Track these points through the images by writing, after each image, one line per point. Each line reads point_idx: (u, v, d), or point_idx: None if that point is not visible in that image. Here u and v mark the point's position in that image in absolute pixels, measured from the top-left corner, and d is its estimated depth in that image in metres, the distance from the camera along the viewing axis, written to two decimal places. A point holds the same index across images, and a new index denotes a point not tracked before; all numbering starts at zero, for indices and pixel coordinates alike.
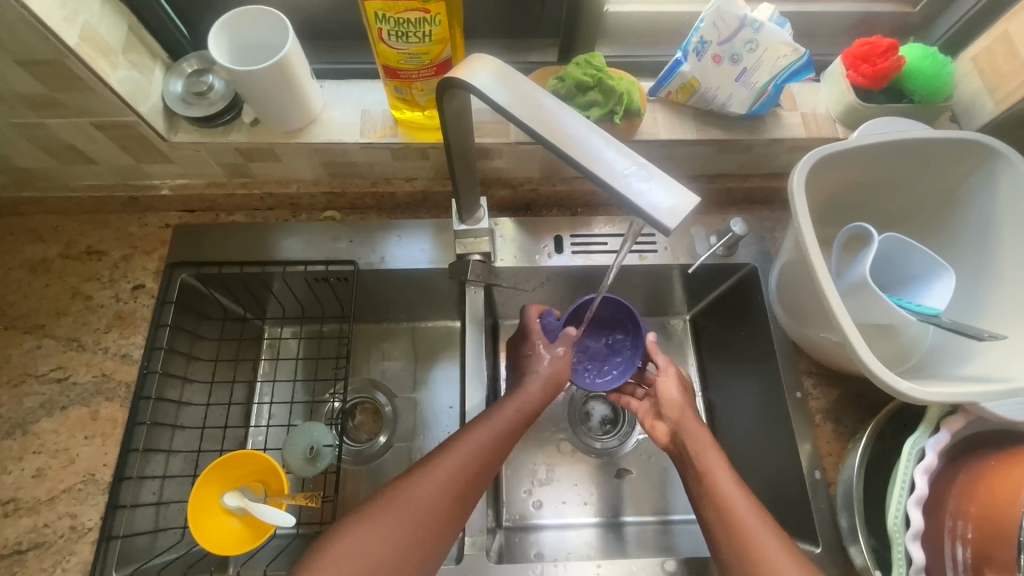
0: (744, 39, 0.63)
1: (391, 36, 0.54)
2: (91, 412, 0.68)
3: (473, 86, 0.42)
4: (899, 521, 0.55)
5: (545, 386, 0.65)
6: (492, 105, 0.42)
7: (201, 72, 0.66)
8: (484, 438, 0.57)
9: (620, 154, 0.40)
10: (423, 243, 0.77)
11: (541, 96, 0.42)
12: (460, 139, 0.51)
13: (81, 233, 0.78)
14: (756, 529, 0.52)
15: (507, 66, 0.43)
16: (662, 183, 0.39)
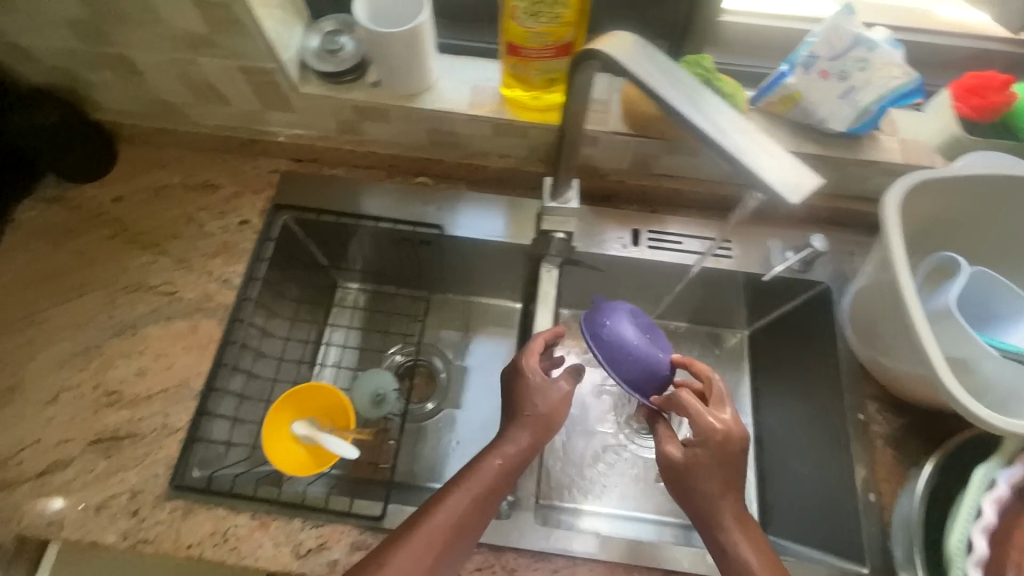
0: (856, 57, 0.64)
1: (523, 13, 0.58)
2: (191, 325, 0.75)
3: (613, 55, 0.45)
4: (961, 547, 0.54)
5: (532, 430, 0.62)
6: (628, 75, 0.45)
7: (336, 33, 0.73)
8: (466, 500, 0.57)
9: (746, 131, 0.42)
10: (496, 221, 0.80)
11: (670, 71, 0.45)
12: (575, 103, 0.55)
13: (201, 167, 0.85)
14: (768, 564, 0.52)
15: (645, 42, 0.46)
16: (788, 162, 0.41)
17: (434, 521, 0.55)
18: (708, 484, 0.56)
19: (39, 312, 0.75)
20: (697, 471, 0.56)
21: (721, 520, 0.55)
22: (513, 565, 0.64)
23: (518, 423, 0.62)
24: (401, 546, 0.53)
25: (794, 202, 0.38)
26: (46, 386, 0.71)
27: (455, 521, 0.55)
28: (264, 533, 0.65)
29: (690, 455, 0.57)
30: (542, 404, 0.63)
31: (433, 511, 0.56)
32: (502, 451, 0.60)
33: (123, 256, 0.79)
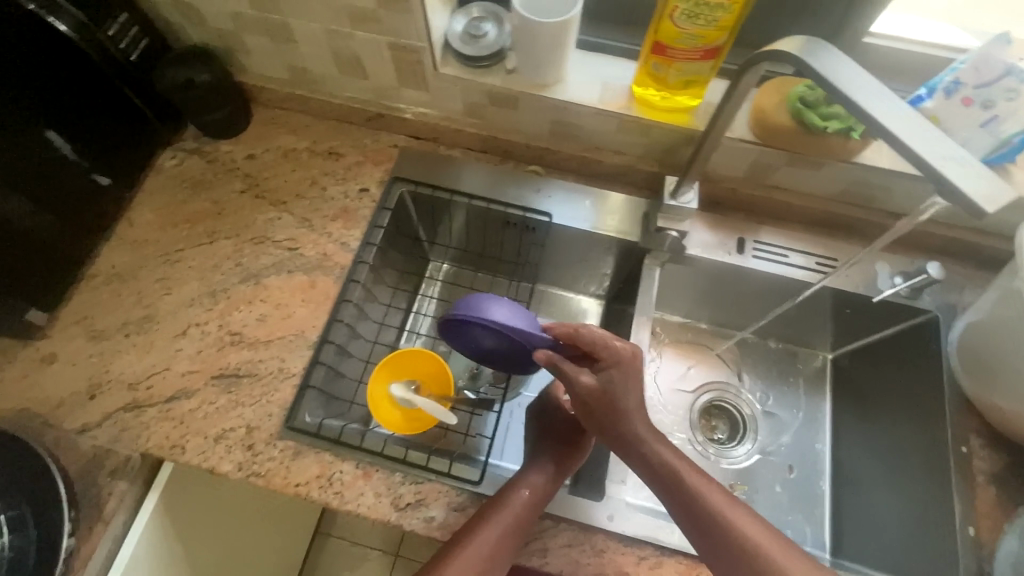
0: (1005, 88, 0.63)
1: (682, 14, 0.60)
2: (310, 280, 0.79)
3: (799, 55, 0.47)
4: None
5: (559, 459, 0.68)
6: (814, 75, 0.46)
7: (481, 19, 0.76)
8: (497, 531, 0.60)
9: (938, 139, 0.43)
10: (583, 207, 0.83)
11: (855, 73, 0.46)
12: (734, 100, 0.57)
13: (326, 135, 0.90)
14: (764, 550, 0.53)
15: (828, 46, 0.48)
16: (982, 173, 0.42)
17: (477, 543, 0.59)
18: (660, 441, 0.60)
19: (174, 252, 0.81)
20: (631, 422, 0.61)
21: (689, 482, 0.57)
22: (602, 546, 0.66)
23: (546, 455, 0.68)
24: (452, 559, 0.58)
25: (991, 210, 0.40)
26: (176, 320, 0.76)
27: (496, 539, 0.60)
28: (366, 482, 0.68)
29: (623, 413, 0.62)
30: (566, 440, 0.70)
31: (473, 530, 0.61)
32: (528, 482, 0.65)
33: (251, 209, 0.84)
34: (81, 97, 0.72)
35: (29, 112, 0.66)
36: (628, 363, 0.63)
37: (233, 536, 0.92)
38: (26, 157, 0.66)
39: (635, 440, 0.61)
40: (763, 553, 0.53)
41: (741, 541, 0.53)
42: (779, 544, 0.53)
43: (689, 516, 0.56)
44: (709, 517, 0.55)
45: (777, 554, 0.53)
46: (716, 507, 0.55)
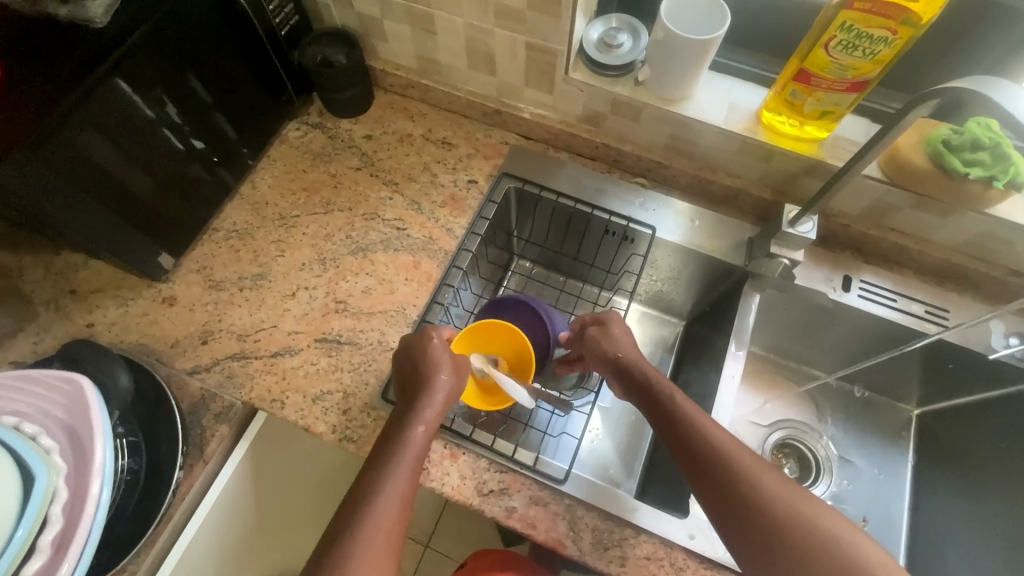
0: None
1: (838, 45, 0.60)
2: (415, 260, 0.82)
3: (984, 92, 0.47)
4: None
5: (443, 380, 0.64)
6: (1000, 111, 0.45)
7: (617, 30, 0.78)
8: (409, 471, 0.57)
9: None
10: (687, 224, 0.84)
11: None
12: (896, 132, 0.56)
13: (442, 125, 0.93)
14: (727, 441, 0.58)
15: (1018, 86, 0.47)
16: None
17: (403, 459, 0.58)
18: (659, 381, 0.65)
19: (289, 217, 0.85)
20: (631, 365, 0.68)
21: (680, 409, 0.61)
22: (681, 565, 0.65)
23: (433, 372, 0.64)
24: (386, 473, 0.56)
25: None
26: (287, 281, 0.80)
27: (415, 454, 0.59)
28: (453, 463, 0.69)
29: (625, 357, 0.69)
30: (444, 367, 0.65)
31: (398, 445, 0.59)
32: (429, 400, 0.62)
33: (364, 186, 0.88)
34: (226, 57, 0.74)
35: (174, 65, 0.68)
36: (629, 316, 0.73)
37: (295, 499, 0.94)
38: (162, 108, 0.68)
39: (632, 379, 0.67)
40: (749, 474, 0.55)
41: (728, 461, 0.56)
42: (765, 470, 0.56)
43: (679, 440, 0.59)
44: (700, 439, 0.58)
45: (746, 461, 0.56)
46: (706, 430, 0.59)
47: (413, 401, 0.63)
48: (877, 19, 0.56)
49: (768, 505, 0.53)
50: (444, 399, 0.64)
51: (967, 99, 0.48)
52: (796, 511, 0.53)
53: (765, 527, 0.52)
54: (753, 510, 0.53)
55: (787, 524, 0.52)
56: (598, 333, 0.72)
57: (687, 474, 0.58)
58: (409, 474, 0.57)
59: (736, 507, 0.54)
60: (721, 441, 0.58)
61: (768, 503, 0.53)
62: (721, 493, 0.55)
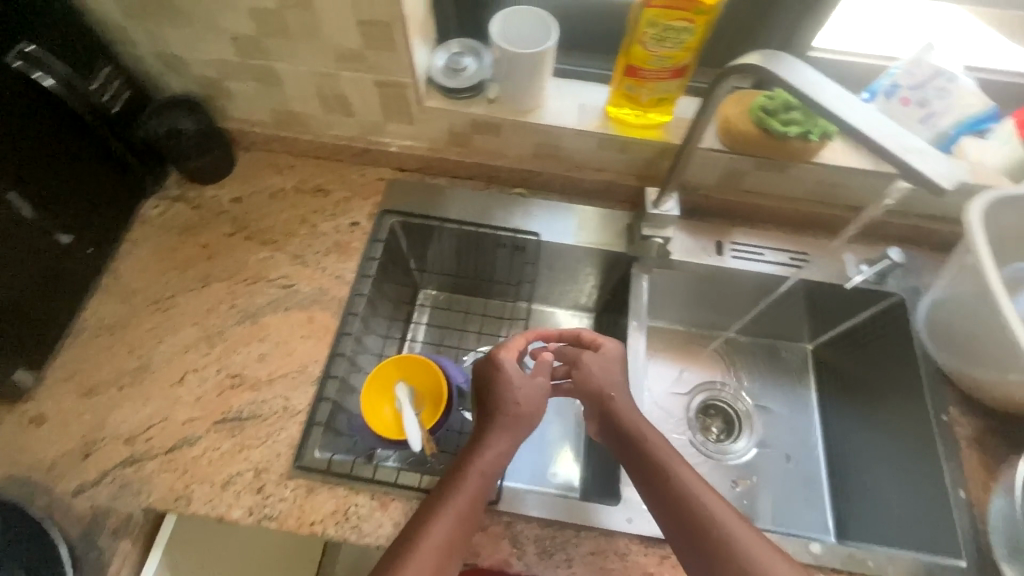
0: (937, 86, 0.72)
1: (651, 39, 0.65)
2: (308, 315, 0.79)
3: (761, 65, 0.53)
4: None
5: (524, 404, 0.67)
6: (774, 80, 0.52)
7: (460, 54, 0.81)
8: (451, 522, 0.58)
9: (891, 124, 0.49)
10: (579, 225, 0.87)
11: (812, 74, 0.51)
12: (710, 106, 0.62)
13: (314, 173, 0.91)
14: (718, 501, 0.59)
15: (784, 54, 0.53)
16: (932, 154, 0.47)
17: (459, 495, 0.60)
18: (648, 429, 0.66)
19: (164, 299, 0.80)
20: (618, 414, 0.68)
21: (667, 462, 0.63)
22: (625, 550, 0.66)
23: (503, 409, 0.67)
24: (433, 519, 0.58)
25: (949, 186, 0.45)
26: (173, 368, 0.75)
27: (472, 490, 0.61)
28: (384, 513, 0.67)
29: (619, 406, 0.68)
30: (519, 390, 0.68)
31: (453, 488, 0.61)
32: (495, 438, 0.65)
33: (242, 251, 0.84)
34: (67, 147, 0.72)
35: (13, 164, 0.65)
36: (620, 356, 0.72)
37: None
38: (11, 208, 0.65)
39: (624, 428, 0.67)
40: (741, 538, 0.56)
41: (706, 516, 0.58)
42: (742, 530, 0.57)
43: (663, 492, 0.61)
44: (683, 493, 0.60)
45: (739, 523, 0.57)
46: (690, 488, 0.60)
47: (481, 438, 0.65)
48: (675, 12, 0.62)
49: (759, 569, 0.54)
50: (510, 436, 0.66)
51: (752, 73, 0.54)
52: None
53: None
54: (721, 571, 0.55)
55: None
56: (581, 367, 0.71)
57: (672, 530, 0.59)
58: (465, 510, 0.60)
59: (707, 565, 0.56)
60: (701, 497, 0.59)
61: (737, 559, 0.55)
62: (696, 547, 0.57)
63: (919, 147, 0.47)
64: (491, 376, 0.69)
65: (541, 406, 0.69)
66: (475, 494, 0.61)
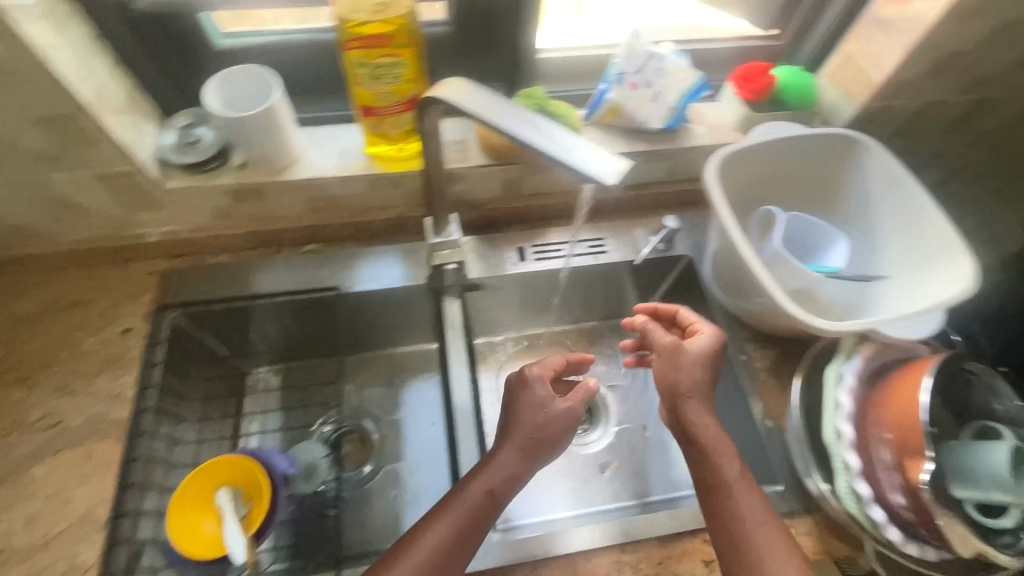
0: (653, 68, 0.78)
1: (368, 78, 0.63)
2: (85, 451, 0.70)
3: (444, 96, 0.52)
4: (844, 466, 0.64)
5: (532, 434, 0.66)
6: (460, 110, 0.52)
7: (191, 125, 0.74)
8: (446, 535, 0.60)
9: (562, 131, 0.49)
10: (394, 264, 0.85)
11: (491, 97, 0.52)
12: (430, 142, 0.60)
13: (68, 285, 0.80)
14: (750, 506, 0.58)
15: (469, 82, 0.54)
16: (598, 151, 0.47)
17: (461, 499, 0.62)
18: (729, 452, 0.62)
19: None
20: (706, 432, 0.64)
21: (724, 464, 0.61)
22: None
23: (563, 434, 0.67)
24: (427, 531, 0.60)
25: (611, 181, 0.45)
26: None
27: (472, 507, 0.62)
28: None
29: (699, 424, 0.64)
30: (540, 416, 0.67)
31: (453, 500, 0.62)
32: (507, 461, 0.64)
33: None
34: None
35: None
36: (722, 347, 0.69)
37: None
38: None
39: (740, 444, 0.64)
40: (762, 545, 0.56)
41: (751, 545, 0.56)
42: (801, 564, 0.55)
43: (715, 509, 0.59)
44: (739, 514, 0.58)
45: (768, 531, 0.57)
46: (739, 506, 0.58)
47: (493, 451, 0.66)
48: (376, 49, 0.60)
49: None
50: (517, 463, 0.65)
51: (441, 104, 0.53)
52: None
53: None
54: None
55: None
56: (704, 358, 0.68)
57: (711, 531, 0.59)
58: (467, 522, 0.61)
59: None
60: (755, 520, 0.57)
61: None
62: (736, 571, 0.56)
63: (565, 147, 0.48)
64: (520, 404, 0.68)
65: (575, 424, 0.69)
66: (480, 505, 0.62)
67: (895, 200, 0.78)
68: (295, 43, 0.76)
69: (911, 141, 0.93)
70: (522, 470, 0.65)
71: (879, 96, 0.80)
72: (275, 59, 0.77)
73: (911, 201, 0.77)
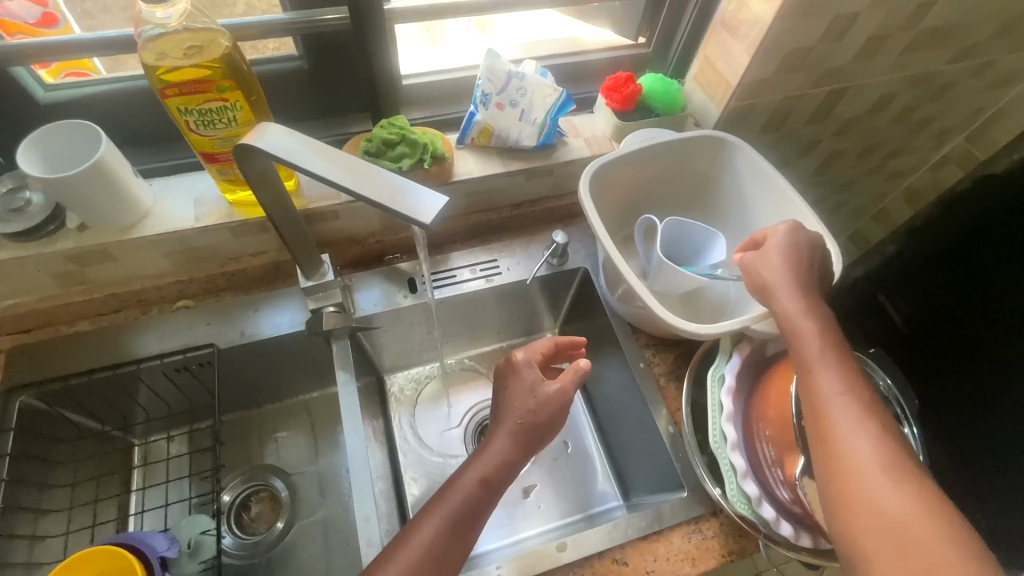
0: (516, 87, 0.78)
1: (198, 125, 0.59)
2: None
3: (262, 146, 0.49)
4: (730, 469, 0.62)
5: (530, 417, 0.66)
6: (280, 160, 0.49)
7: (17, 189, 0.68)
8: (438, 527, 0.57)
9: (388, 174, 0.48)
10: (289, 311, 0.81)
11: (315, 146, 0.50)
12: (262, 190, 0.56)
13: None
14: (838, 415, 0.51)
15: (292, 130, 0.52)
16: (419, 190, 0.47)
17: (453, 491, 0.60)
18: (803, 335, 0.57)
19: None
20: (783, 326, 0.59)
21: (817, 371, 0.54)
22: None
23: (549, 422, 0.66)
24: (421, 523, 0.58)
25: (425, 222, 0.44)
26: None
27: (467, 494, 0.60)
28: None
29: (784, 311, 0.59)
30: (527, 401, 0.67)
31: (451, 485, 0.61)
32: (497, 451, 0.63)
33: None
34: None
35: None
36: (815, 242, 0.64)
37: None
38: None
39: (828, 313, 0.59)
40: (853, 455, 0.49)
41: (827, 419, 0.51)
42: (868, 431, 0.50)
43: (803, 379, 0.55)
44: (816, 391, 0.53)
45: (854, 439, 0.49)
46: (833, 409, 0.51)
47: (485, 441, 0.65)
48: (199, 95, 0.56)
49: (876, 491, 0.46)
50: (509, 452, 0.64)
51: (261, 154, 0.50)
52: (897, 494, 0.46)
53: (849, 505, 0.47)
54: (841, 482, 0.48)
55: (871, 497, 0.46)
56: (777, 253, 0.63)
57: (831, 436, 0.50)
58: (464, 509, 0.59)
59: (828, 467, 0.50)
60: (832, 395, 0.52)
61: (843, 464, 0.49)
62: (819, 451, 0.51)
63: (389, 188, 0.47)
64: (513, 389, 0.69)
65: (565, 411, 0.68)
66: (472, 497, 0.60)
67: (763, 195, 0.81)
68: (133, 90, 0.71)
69: (780, 135, 0.97)
70: (518, 459, 0.64)
71: (738, 96, 0.83)
72: (113, 109, 0.72)
73: (777, 194, 0.79)
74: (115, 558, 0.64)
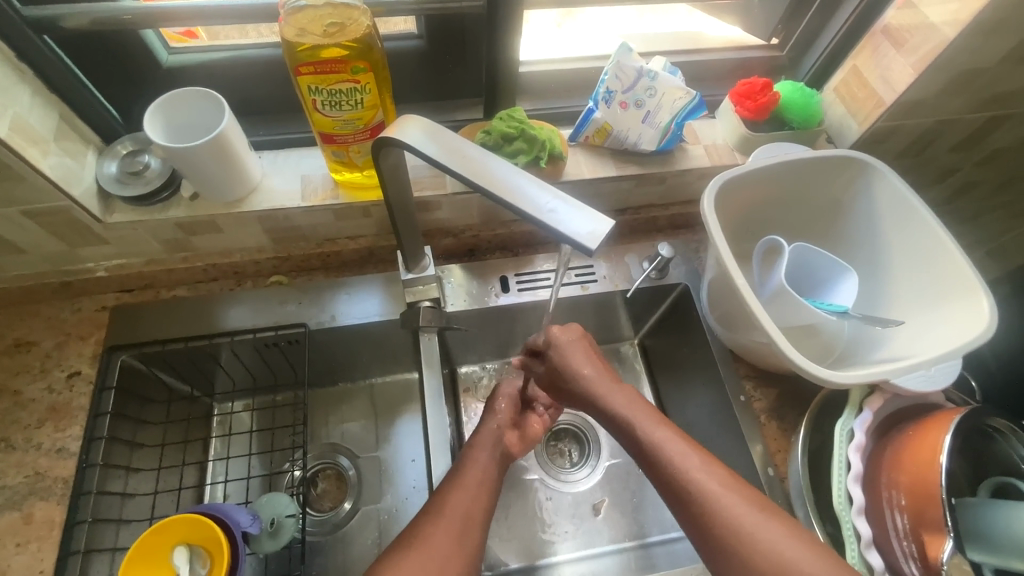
0: (644, 87, 0.71)
1: (325, 105, 0.57)
2: (24, 515, 0.64)
3: (406, 141, 0.46)
4: (851, 534, 0.59)
5: (503, 432, 0.70)
6: (423, 157, 0.46)
7: (137, 153, 0.68)
8: (467, 493, 0.61)
9: (542, 188, 0.43)
10: (373, 297, 0.79)
11: (463, 143, 0.46)
12: (394, 187, 0.54)
13: (8, 325, 0.74)
14: (704, 488, 0.56)
15: (434, 123, 0.48)
16: (580, 210, 0.42)
17: (457, 499, 0.61)
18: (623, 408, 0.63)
19: None
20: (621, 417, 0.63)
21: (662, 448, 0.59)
22: None
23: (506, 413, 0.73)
24: (451, 490, 0.62)
25: (593, 251, 0.40)
26: None
27: (478, 475, 0.64)
28: None
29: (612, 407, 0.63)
30: (498, 410, 0.73)
31: (462, 464, 0.65)
32: (486, 436, 0.69)
33: None
34: None
35: None
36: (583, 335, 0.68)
37: None
38: None
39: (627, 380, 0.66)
40: (733, 522, 0.54)
41: (694, 490, 0.56)
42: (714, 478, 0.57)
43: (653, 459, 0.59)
44: (675, 470, 0.58)
45: (725, 502, 0.55)
46: (694, 481, 0.56)
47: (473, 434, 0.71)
48: (332, 75, 0.54)
49: (762, 540, 0.52)
50: (493, 432, 0.70)
51: (403, 148, 0.47)
52: (774, 534, 0.53)
53: (739, 557, 0.52)
54: (730, 549, 0.53)
55: (760, 549, 0.52)
56: (568, 351, 0.66)
57: (705, 505, 0.55)
58: (474, 495, 0.62)
59: (711, 539, 0.54)
60: (687, 468, 0.57)
61: (730, 538, 0.53)
62: (699, 529, 0.55)
63: (539, 204, 0.43)
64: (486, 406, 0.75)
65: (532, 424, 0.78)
66: (473, 500, 0.61)
67: (902, 228, 0.73)
68: (252, 60, 0.70)
69: (918, 161, 0.87)
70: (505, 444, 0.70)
71: (888, 115, 0.74)
72: (231, 77, 0.71)
73: (922, 231, 0.70)
74: (194, 523, 0.62)
